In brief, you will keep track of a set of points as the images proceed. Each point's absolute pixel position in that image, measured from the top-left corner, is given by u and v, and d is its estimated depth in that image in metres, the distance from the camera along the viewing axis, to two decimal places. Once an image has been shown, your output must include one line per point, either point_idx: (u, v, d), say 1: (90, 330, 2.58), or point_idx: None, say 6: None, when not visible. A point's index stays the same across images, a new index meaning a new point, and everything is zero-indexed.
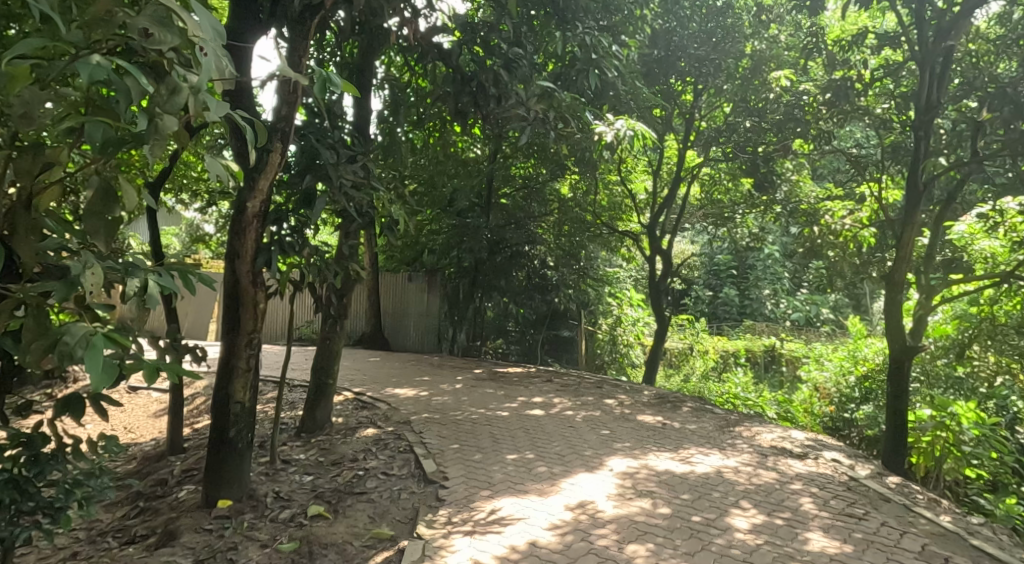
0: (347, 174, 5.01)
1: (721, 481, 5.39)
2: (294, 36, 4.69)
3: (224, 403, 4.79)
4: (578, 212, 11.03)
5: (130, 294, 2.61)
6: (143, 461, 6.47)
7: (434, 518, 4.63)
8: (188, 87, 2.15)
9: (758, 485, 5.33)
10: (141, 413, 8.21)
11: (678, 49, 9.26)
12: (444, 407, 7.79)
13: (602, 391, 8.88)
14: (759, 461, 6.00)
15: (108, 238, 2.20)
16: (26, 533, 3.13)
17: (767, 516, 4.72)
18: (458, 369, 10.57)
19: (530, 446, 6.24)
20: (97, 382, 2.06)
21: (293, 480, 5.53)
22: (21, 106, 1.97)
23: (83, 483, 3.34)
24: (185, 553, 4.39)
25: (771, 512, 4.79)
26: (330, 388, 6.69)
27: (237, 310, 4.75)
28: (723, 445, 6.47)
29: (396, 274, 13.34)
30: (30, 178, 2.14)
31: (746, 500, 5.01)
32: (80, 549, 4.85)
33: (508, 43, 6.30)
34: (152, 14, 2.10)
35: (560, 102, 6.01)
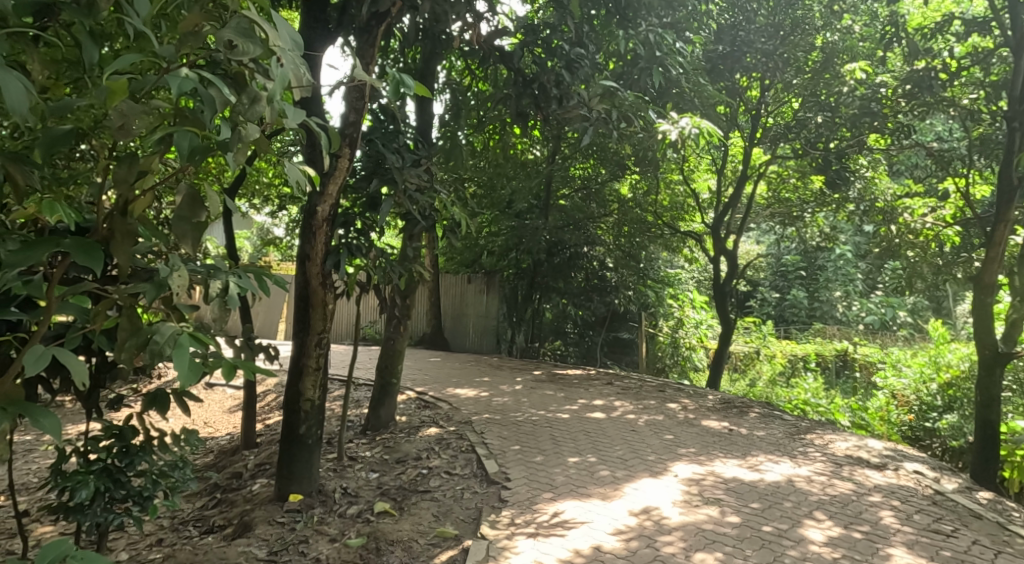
0: (412, 178, 5.12)
1: (793, 490, 5.24)
2: (362, 44, 4.80)
3: (295, 400, 4.94)
4: (639, 213, 10.92)
5: (212, 294, 2.72)
6: (220, 454, 6.74)
7: (498, 519, 4.67)
8: (266, 95, 2.24)
9: (833, 495, 5.17)
10: (217, 408, 8.55)
11: (744, 43, 9.00)
12: (505, 408, 7.82)
13: (665, 394, 8.77)
14: (833, 470, 5.82)
15: (195, 242, 2.23)
16: (119, 519, 3.32)
17: (845, 529, 4.57)
18: (518, 370, 10.64)
19: (592, 449, 6.21)
20: (184, 380, 2.14)
21: (359, 477, 5.65)
22: (118, 119, 2.05)
23: (168, 473, 3.49)
24: (260, 544, 4.51)
25: (848, 525, 4.64)
26: (394, 387, 6.82)
27: (308, 310, 4.87)
28: (794, 453, 6.29)
29: (456, 275, 13.51)
30: (127, 187, 2.15)
31: (820, 510, 4.86)
32: (165, 535, 5.06)
33: (570, 43, 6.28)
34: (236, 26, 2.15)
35: (622, 101, 5.89)
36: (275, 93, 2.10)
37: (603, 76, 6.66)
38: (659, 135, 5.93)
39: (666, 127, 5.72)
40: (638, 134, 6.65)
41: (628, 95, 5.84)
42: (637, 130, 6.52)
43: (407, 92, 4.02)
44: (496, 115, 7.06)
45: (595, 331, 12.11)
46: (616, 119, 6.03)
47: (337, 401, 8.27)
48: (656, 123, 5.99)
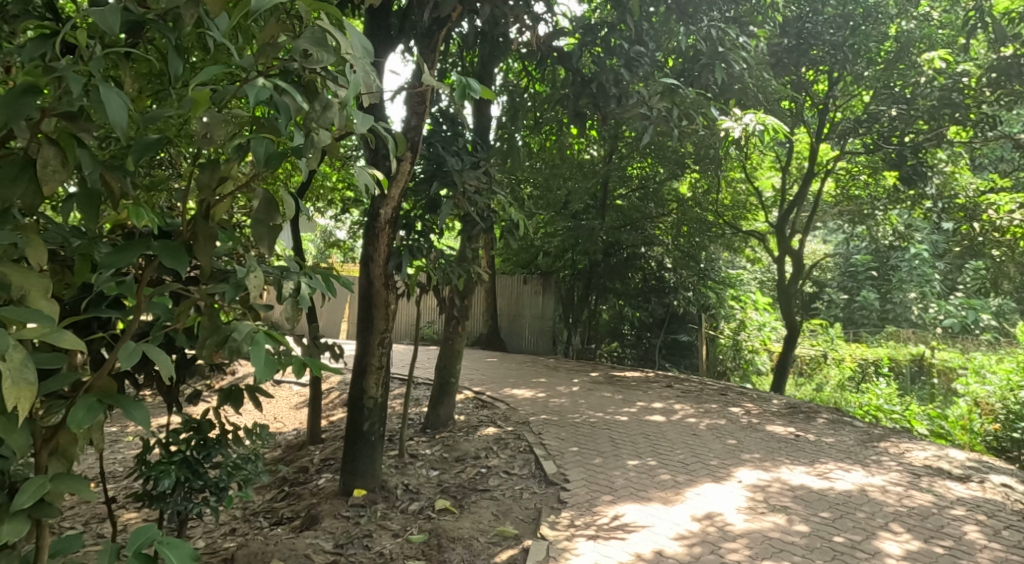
0: (471, 180, 5.20)
1: (866, 500, 5.09)
2: (424, 50, 4.97)
3: (359, 398, 5.07)
4: (699, 212, 10.74)
5: (284, 294, 2.81)
6: (287, 449, 6.97)
7: (558, 519, 4.70)
8: (337, 102, 2.29)
9: (911, 508, 5.00)
10: (285, 404, 8.83)
11: (812, 36, 8.68)
12: (563, 409, 7.84)
13: (727, 398, 8.63)
14: (911, 481, 5.62)
15: (271, 244, 2.31)
16: (198, 508, 3.49)
17: (924, 543, 4.42)
18: (575, 371, 10.62)
19: (651, 452, 6.17)
20: (259, 376, 2.23)
21: (420, 474, 5.75)
22: (202, 128, 2.15)
23: (242, 467, 3.64)
24: (326, 536, 4.63)
25: (928, 539, 4.48)
26: (452, 387, 6.93)
27: (371, 310, 5.01)
28: (867, 462, 6.11)
29: (512, 277, 13.61)
30: (210, 192, 2.23)
31: (897, 523, 4.71)
32: (237, 525, 5.26)
33: (630, 41, 6.21)
34: (311, 36, 2.20)
35: (683, 98, 5.82)
36: (350, 98, 2.18)
37: (663, 74, 6.59)
38: (722, 132, 5.86)
39: (730, 125, 5.66)
40: (701, 132, 6.58)
41: (689, 93, 5.80)
42: (698, 128, 6.43)
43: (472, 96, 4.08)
44: (554, 117, 7.11)
45: (652, 332, 11.93)
46: (677, 117, 5.95)
47: (397, 399, 8.44)
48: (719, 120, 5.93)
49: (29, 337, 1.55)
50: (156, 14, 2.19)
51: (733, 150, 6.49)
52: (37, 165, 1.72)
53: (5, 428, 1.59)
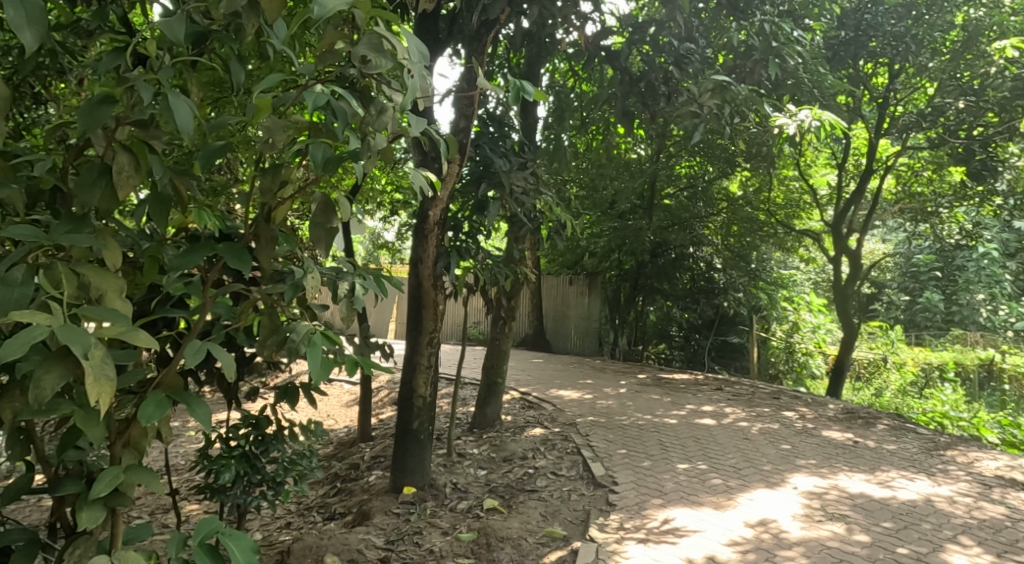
0: (518, 181, 5.23)
1: (932, 511, 4.94)
2: (472, 52, 5.03)
3: (408, 397, 5.14)
4: (749, 211, 10.57)
5: (338, 294, 2.87)
6: (338, 446, 7.12)
7: (607, 522, 4.69)
8: (393, 106, 2.32)
9: (981, 520, 4.83)
10: (336, 402, 9.02)
11: (871, 27, 8.69)
12: (610, 411, 7.81)
13: (780, 402, 8.47)
14: (980, 492, 5.43)
15: (328, 245, 2.36)
16: (256, 501, 3.60)
17: (995, 557, 4.27)
18: (623, 373, 10.57)
19: (702, 456, 6.11)
20: (316, 376, 2.29)
21: (468, 473, 5.80)
22: (264, 133, 2.22)
23: (298, 462, 3.75)
24: (377, 532, 4.70)
25: (1000, 553, 4.33)
26: (500, 387, 6.97)
27: (420, 310, 5.08)
28: (933, 471, 5.92)
29: (558, 278, 13.63)
30: (271, 196, 2.30)
31: (966, 535, 4.56)
32: (292, 519, 5.40)
33: (679, 38, 6.12)
34: (369, 41, 2.24)
35: (735, 95, 5.52)
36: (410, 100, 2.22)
37: (714, 70, 6.53)
38: (776, 128, 5.80)
39: (786, 122, 5.58)
40: (754, 129, 6.49)
41: (741, 90, 5.49)
42: (750, 125, 6.35)
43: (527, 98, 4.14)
44: (600, 115, 7.13)
45: (702, 333, 11.70)
46: (729, 114, 5.86)
47: (445, 399, 8.53)
48: (772, 117, 5.86)
49: (108, 337, 1.61)
50: (220, 25, 2.27)
51: (791, 147, 6.39)
52: (113, 172, 1.79)
53: (83, 422, 1.67)
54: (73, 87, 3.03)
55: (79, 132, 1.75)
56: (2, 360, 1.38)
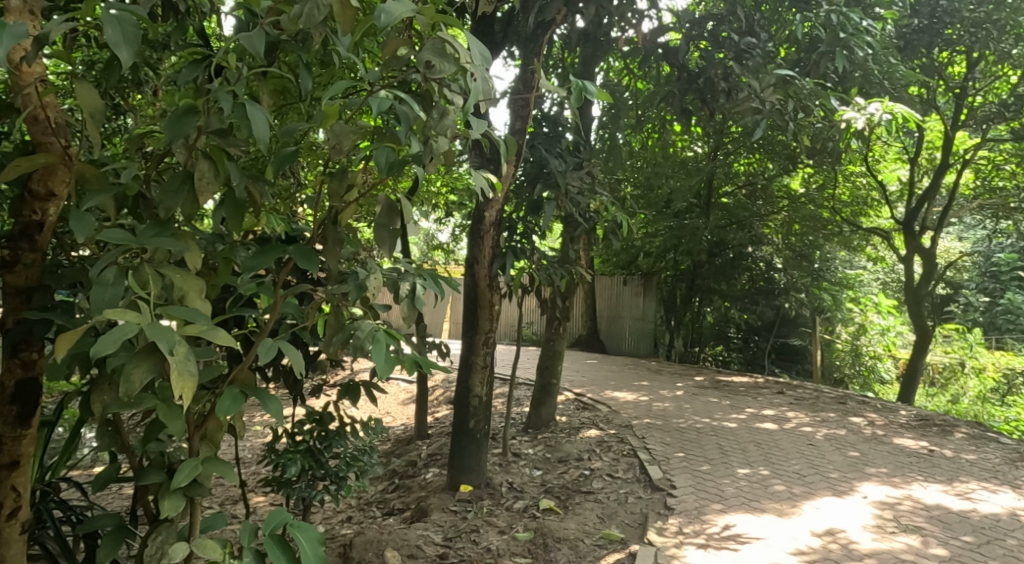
0: (574, 181, 5.25)
1: (1016, 526, 4.73)
2: (527, 54, 5.05)
3: (464, 396, 5.19)
4: (812, 210, 10.27)
5: (402, 294, 2.93)
6: (396, 443, 7.25)
7: (665, 526, 4.65)
8: (455, 109, 2.35)
9: None
10: (393, 400, 9.18)
11: (947, 15, 8.16)
12: (667, 413, 7.72)
13: (847, 408, 8.23)
14: None
15: (392, 247, 2.41)
16: (320, 495, 3.69)
17: None
18: (679, 375, 10.44)
19: (764, 461, 5.99)
20: (380, 372, 2.35)
21: (524, 473, 5.83)
22: (331, 139, 2.28)
23: (360, 457, 3.83)
24: (436, 529, 4.77)
25: None
26: (555, 388, 6.99)
27: (476, 310, 5.12)
28: (1016, 482, 5.67)
29: (612, 278, 13.57)
30: (340, 199, 2.37)
31: None
32: (352, 513, 5.53)
33: (739, 33, 6.00)
34: (432, 46, 2.28)
35: (798, 90, 5.59)
36: (473, 104, 2.25)
37: (779, 64, 6.42)
38: (844, 123, 5.69)
39: (854, 116, 5.46)
40: (819, 125, 6.34)
41: (805, 84, 5.51)
42: (815, 120, 6.20)
43: (590, 98, 4.21)
44: (656, 112, 7.10)
45: (761, 336, 11.72)
46: (794, 109, 5.74)
47: (500, 398, 8.59)
48: (839, 111, 5.73)
49: (190, 335, 1.69)
50: (289, 35, 2.34)
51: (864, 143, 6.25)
52: (194, 179, 1.90)
53: (166, 415, 1.76)
54: (148, 98, 3.18)
55: (165, 142, 1.86)
56: (98, 356, 1.47)
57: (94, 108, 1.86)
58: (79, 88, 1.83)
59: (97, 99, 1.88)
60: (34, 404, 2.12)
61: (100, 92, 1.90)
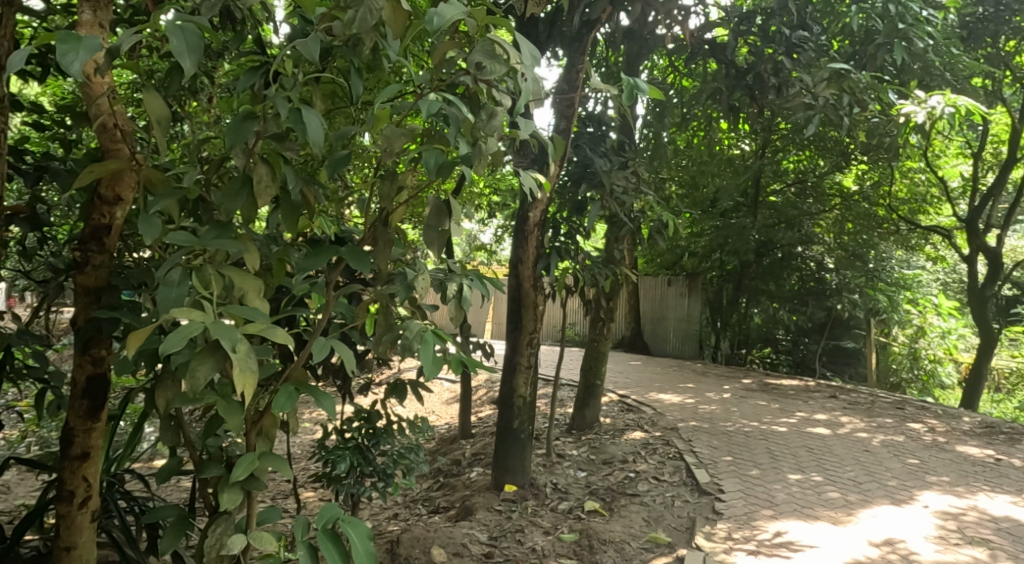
0: (619, 181, 5.25)
1: None
2: (572, 54, 5.03)
3: (509, 396, 5.22)
4: (866, 207, 10.09)
5: (450, 294, 2.96)
6: (440, 442, 7.32)
7: (714, 531, 4.60)
8: (504, 111, 2.36)
9: None
10: (437, 399, 9.27)
11: (1015, 2, 7.89)
12: (714, 416, 7.63)
13: (905, 413, 8.00)
14: None
15: (442, 247, 2.45)
16: (368, 492, 3.74)
17: None
18: (725, 378, 10.30)
19: (816, 467, 5.87)
20: (428, 372, 2.37)
21: (568, 474, 5.83)
22: (384, 143, 2.33)
23: (406, 456, 3.88)
24: (481, 528, 4.79)
25: None
26: (599, 389, 6.96)
27: (521, 311, 5.13)
28: None
29: (656, 278, 13.46)
30: (391, 202, 2.41)
31: None
32: (399, 510, 5.61)
33: (791, 28, 5.90)
34: (483, 49, 2.30)
35: (854, 84, 5.37)
36: (523, 105, 2.27)
37: (833, 59, 6.31)
38: (903, 117, 5.57)
39: (914, 109, 5.40)
40: (876, 119, 6.17)
41: (861, 78, 5.47)
42: (872, 114, 6.06)
43: (642, 96, 4.16)
44: (702, 110, 7.04)
45: (812, 338, 11.37)
46: (849, 104, 5.64)
47: (544, 399, 8.60)
48: (898, 105, 5.61)
49: (250, 332, 1.74)
50: (341, 40, 2.38)
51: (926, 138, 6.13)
52: (254, 182, 1.97)
53: (225, 410, 1.81)
54: (203, 105, 3.29)
55: (226, 148, 1.92)
56: (166, 353, 1.53)
57: (161, 116, 1.93)
58: (148, 97, 1.90)
59: (164, 107, 1.95)
60: (103, 399, 2.21)
61: (166, 100, 1.97)
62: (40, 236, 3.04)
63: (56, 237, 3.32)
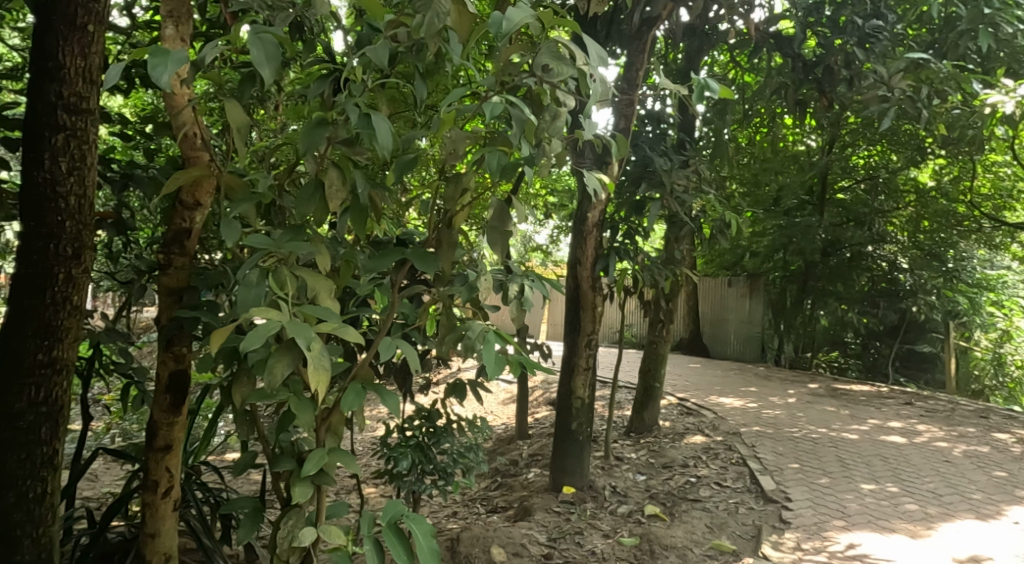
0: (679, 180, 5.22)
1: None
2: (632, 53, 4.98)
3: (567, 398, 5.21)
4: (946, 205, 9.65)
5: (511, 296, 2.99)
6: (498, 443, 7.36)
7: (781, 541, 4.49)
8: (567, 111, 2.38)
9: None
10: (494, 399, 9.32)
11: None
12: (779, 422, 7.45)
13: (988, 422, 7.64)
14: None
15: (506, 248, 2.47)
16: (428, 490, 3.79)
17: None
18: (790, 382, 10.05)
19: (891, 477, 5.67)
20: (491, 372, 2.40)
21: (627, 477, 5.79)
22: (449, 145, 2.37)
23: (466, 455, 3.91)
24: (540, 529, 4.79)
25: None
26: (658, 391, 6.89)
27: (579, 311, 5.12)
28: None
29: (716, 279, 13.25)
30: (456, 204, 2.45)
31: None
32: (458, 509, 5.67)
33: (863, 16, 5.67)
34: (549, 50, 2.32)
35: (933, 74, 5.30)
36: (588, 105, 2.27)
37: (909, 48, 6.09)
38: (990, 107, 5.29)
39: (1002, 97, 5.12)
40: (958, 110, 5.91)
41: (941, 67, 5.27)
42: (954, 106, 5.83)
43: (713, 94, 4.07)
44: (765, 105, 6.90)
45: (884, 341, 11.05)
46: (928, 96, 5.47)
47: (601, 401, 8.56)
48: (984, 95, 5.33)
49: (323, 331, 1.80)
50: (407, 46, 2.43)
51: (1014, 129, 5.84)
52: (325, 186, 2.05)
53: (297, 407, 1.87)
54: (270, 113, 3.39)
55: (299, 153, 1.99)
56: (246, 350, 1.60)
57: (240, 123, 2.02)
58: (229, 106, 1.99)
59: (244, 115, 2.04)
60: (184, 394, 2.30)
61: (245, 109, 2.06)
62: (123, 240, 3.20)
63: (136, 240, 3.49)
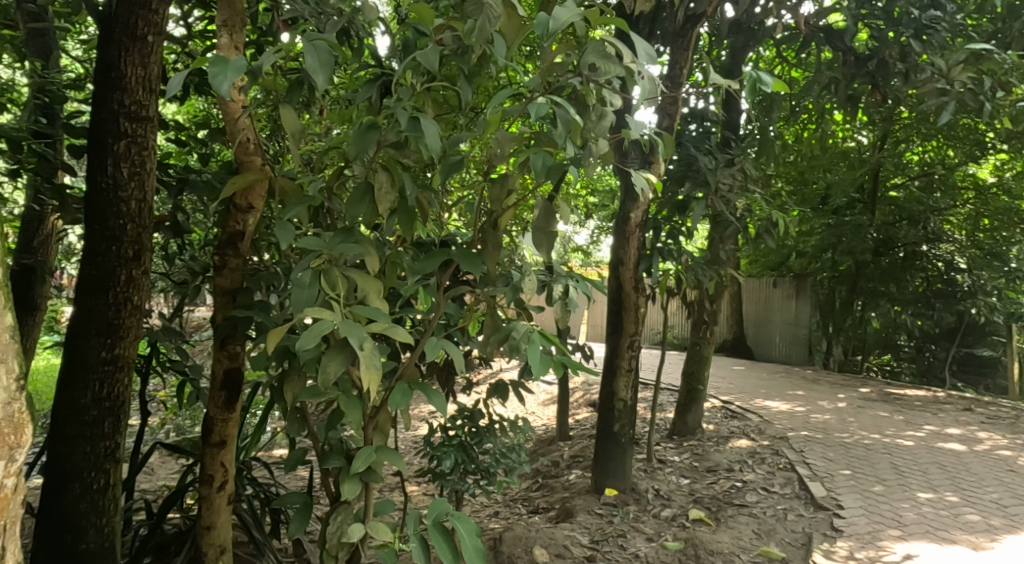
0: (725, 179, 5.17)
1: None
2: (676, 50, 4.93)
3: (609, 399, 5.19)
4: (1009, 201, 9.35)
5: (556, 297, 2.99)
6: (538, 443, 7.35)
7: (834, 549, 4.40)
8: (612, 111, 2.41)
9: None
10: (534, 400, 9.32)
11: None
12: (828, 426, 7.28)
13: None
14: None
15: (551, 248, 2.48)
16: (470, 489, 3.81)
17: None
18: (839, 386, 9.82)
19: (950, 486, 5.50)
20: (536, 372, 2.41)
21: (670, 481, 5.72)
22: (495, 145, 2.38)
23: (508, 455, 3.92)
24: (583, 531, 4.77)
25: None
26: (701, 394, 6.80)
27: (622, 312, 5.08)
28: None
29: (760, 280, 13.05)
30: (502, 205, 2.47)
31: None
32: (499, 509, 5.68)
33: (920, 7, 5.47)
34: (595, 49, 2.30)
35: (995, 65, 5.10)
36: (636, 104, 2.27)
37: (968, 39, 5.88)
38: None
39: None
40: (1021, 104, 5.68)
41: (1004, 58, 5.05)
42: (1017, 99, 5.61)
43: (766, 89, 3.96)
44: (812, 102, 6.77)
45: (940, 345, 10.67)
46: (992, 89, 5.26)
47: (643, 403, 8.48)
48: None
49: (374, 331, 1.83)
50: (452, 48, 2.45)
51: None
52: (375, 190, 2.10)
53: (347, 405, 1.91)
54: (317, 118, 3.46)
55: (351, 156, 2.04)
56: (302, 349, 1.64)
57: (293, 129, 2.07)
58: (283, 112, 2.05)
59: (298, 120, 2.09)
60: (238, 390, 2.36)
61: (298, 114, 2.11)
62: (178, 242, 3.31)
63: (189, 242, 3.60)
